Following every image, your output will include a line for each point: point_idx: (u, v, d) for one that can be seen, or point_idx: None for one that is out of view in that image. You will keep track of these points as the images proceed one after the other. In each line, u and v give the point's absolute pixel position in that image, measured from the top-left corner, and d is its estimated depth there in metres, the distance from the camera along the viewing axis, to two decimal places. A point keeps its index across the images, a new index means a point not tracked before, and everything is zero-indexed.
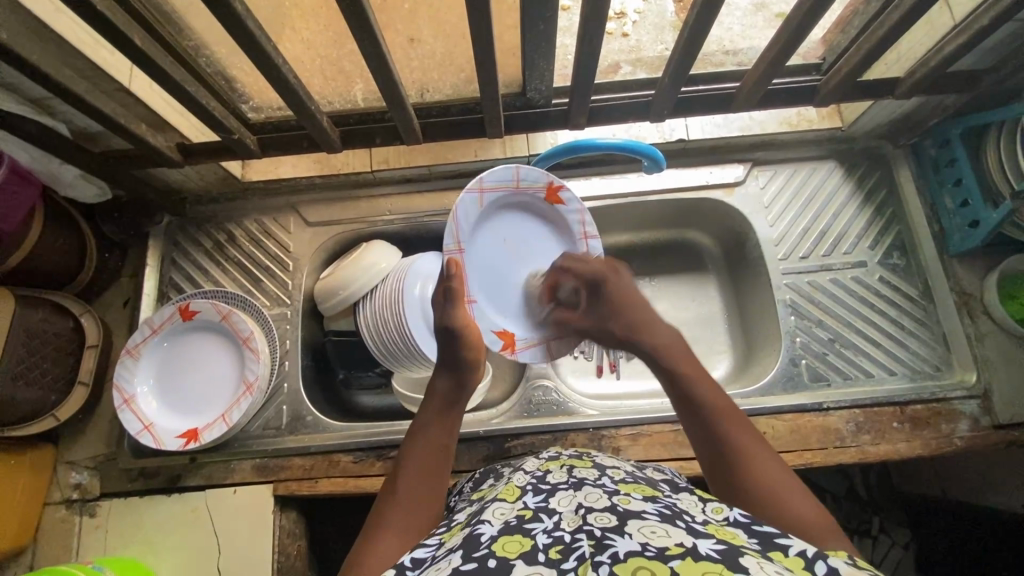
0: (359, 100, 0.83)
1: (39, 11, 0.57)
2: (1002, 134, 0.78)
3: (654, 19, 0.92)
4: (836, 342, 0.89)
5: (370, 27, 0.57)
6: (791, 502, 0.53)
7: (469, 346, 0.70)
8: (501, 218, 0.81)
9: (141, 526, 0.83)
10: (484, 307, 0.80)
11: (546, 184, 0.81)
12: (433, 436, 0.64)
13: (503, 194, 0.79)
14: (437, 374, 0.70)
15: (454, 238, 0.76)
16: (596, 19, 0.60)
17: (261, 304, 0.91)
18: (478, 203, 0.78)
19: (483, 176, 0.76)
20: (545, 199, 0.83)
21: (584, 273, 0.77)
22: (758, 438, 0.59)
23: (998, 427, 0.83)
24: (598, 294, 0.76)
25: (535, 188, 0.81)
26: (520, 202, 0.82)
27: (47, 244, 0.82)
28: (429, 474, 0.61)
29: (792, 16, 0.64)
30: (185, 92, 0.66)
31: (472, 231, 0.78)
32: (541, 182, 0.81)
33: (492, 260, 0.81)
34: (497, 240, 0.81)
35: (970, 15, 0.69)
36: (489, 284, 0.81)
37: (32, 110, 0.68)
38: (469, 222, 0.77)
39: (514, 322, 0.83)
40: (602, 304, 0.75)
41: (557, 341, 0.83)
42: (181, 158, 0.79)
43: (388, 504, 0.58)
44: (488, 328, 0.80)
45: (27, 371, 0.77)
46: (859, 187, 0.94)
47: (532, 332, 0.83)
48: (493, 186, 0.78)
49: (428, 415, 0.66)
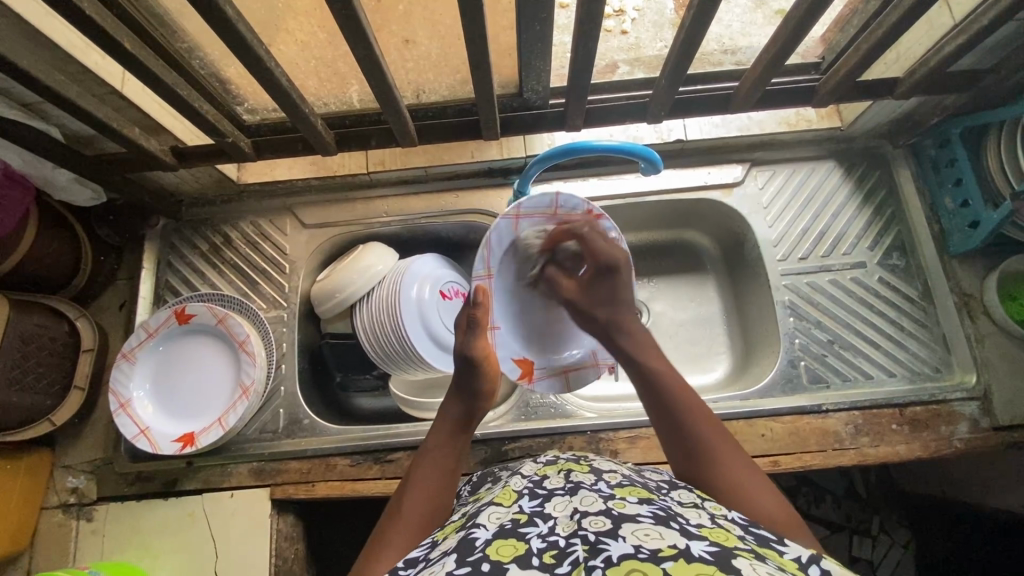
0: (354, 102, 0.83)
1: (28, 15, 0.56)
2: (1002, 136, 0.77)
3: (653, 18, 0.93)
4: (835, 343, 0.88)
5: (362, 30, 0.56)
6: (756, 496, 0.55)
7: (486, 375, 0.70)
8: (537, 242, 0.77)
9: (137, 530, 0.83)
10: (508, 335, 0.80)
11: (585, 211, 0.73)
12: (442, 456, 0.64)
13: (541, 219, 0.74)
14: (450, 398, 0.70)
15: (484, 263, 0.75)
16: (591, 21, 0.59)
17: (257, 307, 0.91)
18: (513, 228, 0.74)
19: (520, 202, 0.71)
20: (584, 227, 0.75)
21: (598, 251, 0.74)
22: (727, 436, 0.60)
23: (998, 429, 0.83)
24: (603, 279, 0.74)
25: (574, 215, 0.74)
26: (561, 231, 0.76)
27: (41, 249, 0.81)
28: (437, 493, 0.61)
29: (792, 15, 0.63)
30: (178, 97, 0.65)
31: (502, 258, 0.76)
32: (581, 209, 0.74)
33: (524, 287, 0.80)
34: (530, 263, 0.79)
35: (970, 15, 0.68)
36: (515, 310, 0.80)
37: (23, 114, 0.68)
38: (502, 248, 0.75)
39: (538, 351, 0.82)
40: (605, 290, 0.74)
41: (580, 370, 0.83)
42: (175, 162, 0.78)
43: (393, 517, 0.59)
44: (511, 355, 0.80)
45: (22, 377, 0.77)
46: (859, 187, 0.94)
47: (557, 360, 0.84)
48: (532, 212, 0.73)
49: (438, 435, 0.66)
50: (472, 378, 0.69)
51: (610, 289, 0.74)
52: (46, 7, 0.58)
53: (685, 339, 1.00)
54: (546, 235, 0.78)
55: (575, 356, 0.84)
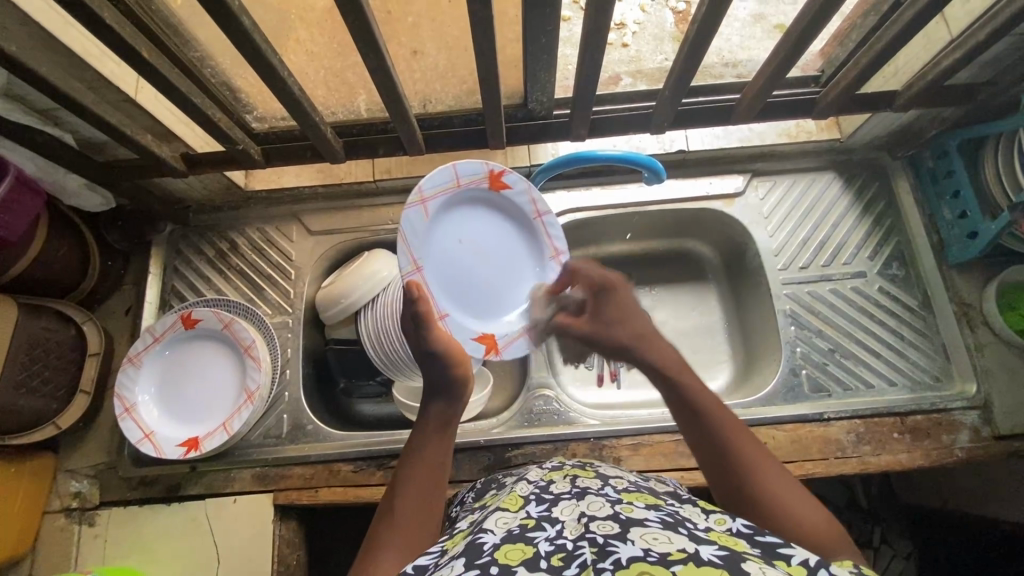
0: (362, 112, 0.83)
1: (48, 24, 0.58)
2: (999, 148, 0.79)
3: (654, 31, 0.97)
4: (836, 352, 0.89)
5: (374, 41, 0.57)
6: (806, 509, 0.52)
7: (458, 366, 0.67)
8: (455, 217, 0.76)
9: (138, 535, 0.82)
10: (458, 317, 0.76)
11: (487, 173, 0.76)
12: (429, 455, 0.62)
13: (447, 196, 0.74)
14: (431, 394, 0.67)
15: (409, 258, 0.70)
16: (598, 33, 0.61)
17: (262, 312, 0.91)
18: (425, 214, 0.72)
19: (422, 185, 0.71)
20: (489, 188, 0.77)
21: (593, 277, 0.73)
22: (762, 447, 0.57)
23: (999, 438, 0.83)
24: (602, 303, 0.72)
25: (476, 180, 0.76)
26: (467, 200, 0.77)
27: (50, 253, 0.82)
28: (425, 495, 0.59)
29: (792, 30, 0.65)
30: (191, 105, 0.66)
31: (425, 245, 0.72)
32: (481, 172, 0.76)
33: (454, 263, 0.76)
34: (455, 243, 0.76)
35: (966, 31, 0.70)
36: (460, 289, 0.76)
37: (40, 121, 0.69)
38: (420, 237, 0.71)
39: (490, 321, 0.79)
40: (602, 312, 0.71)
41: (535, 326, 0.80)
42: (185, 168, 0.79)
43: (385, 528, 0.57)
44: (469, 334, 0.76)
45: (28, 380, 0.77)
46: (859, 198, 0.95)
47: (507, 323, 0.80)
48: (436, 194, 0.72)
49: (422, 434, 0.64)
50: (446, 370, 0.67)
51: (617, 309, 0.71)
52: (66, 16, 0.59)
53: (686, 348, 1.01)
54: (462, 210, 0.76)
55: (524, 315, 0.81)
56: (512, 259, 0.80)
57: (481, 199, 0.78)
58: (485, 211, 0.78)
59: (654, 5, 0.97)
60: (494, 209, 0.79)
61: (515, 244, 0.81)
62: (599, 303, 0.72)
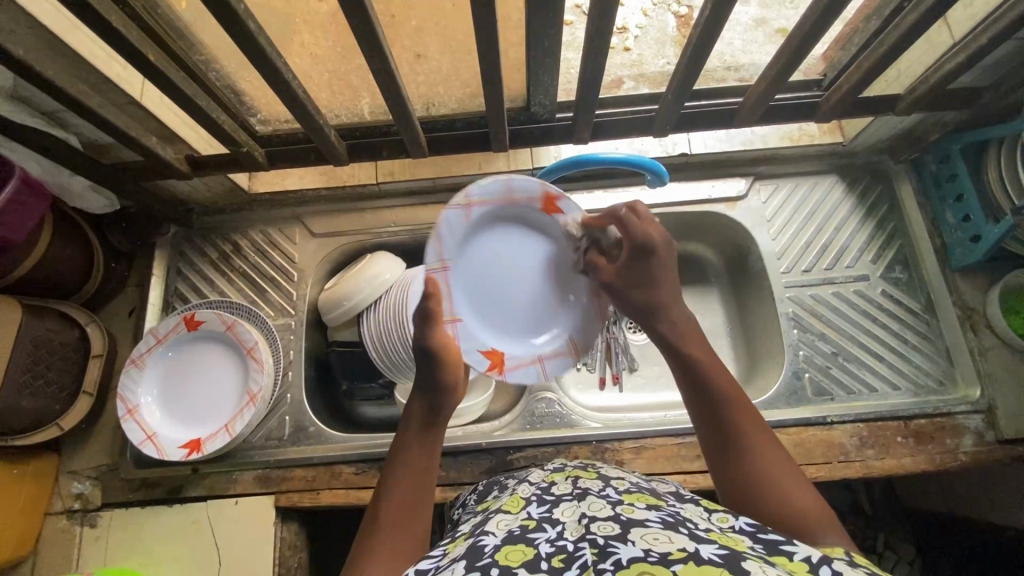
0: (365, 114, 0.85)
1: (55, 27, 0.58)
2: (1002, 152, 0.78)
3: (656, 34, 0.97)
4: (839, 355, 0.89)
5: (378, 44, 0.58)
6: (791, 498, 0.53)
7: (448, 369, 0.67)
8: (498, 229, 0.76)
9: (140, 537, 0.82)
10: (473, 328, 0.76)
11: (544, 195, 0.74)
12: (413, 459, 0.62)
13: (493, 206, 0.74)
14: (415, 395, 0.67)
15: (438, 255, 0.72)
16: (600, 37, 0.61)
17: (265, 314, 0.92)
18: (465, 218, 0.72)
19: (471, 190, 0.71)
20: (542, 210, 0.76)
21: (635, 234, 0.67)
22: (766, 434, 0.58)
23: (1003, 442, 0.83)
24: (641, 260, 0.68)
25: (529, 198, 0.74)
26: (517, 214, 0.76)
27: (54, 255, 0.82)
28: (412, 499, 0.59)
29: (793, 34, 0.65)
30: (196, 108, 0.67)
31: (461, 247, 0.74)
32: (536, 192, 0.74)
33: (485, 274, 0.76)
34: (490, 253, 0.76)
35: (969, 35, 0.70)
36: (487, 303, 0.77)
37: (45, 123, 0.69)
38: (454, 239, 0.72)
39: (507, 343, 0.79)
40: (640, 272, 0.68)
41: (552, 358, 0.80)
42: (189, 170, 0.80)
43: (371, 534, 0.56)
44: (477, 347, 0.76)
45: (32, 381, 0.77)
46: (861, 202, 0.95)
47: (528, 349, 0.80)
48: (482, 201, 0.72)
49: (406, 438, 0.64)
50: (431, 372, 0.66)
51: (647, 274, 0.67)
52: (73, 19, 0.60)
53: None
54: (506, 224, 0.76)
55: (546, 347, 0.80)
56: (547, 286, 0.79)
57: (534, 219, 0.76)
58: (535, 232, 0.77)
59: (657, 9, 0.98)
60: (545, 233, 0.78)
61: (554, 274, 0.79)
62: (637, 260, 0.68)
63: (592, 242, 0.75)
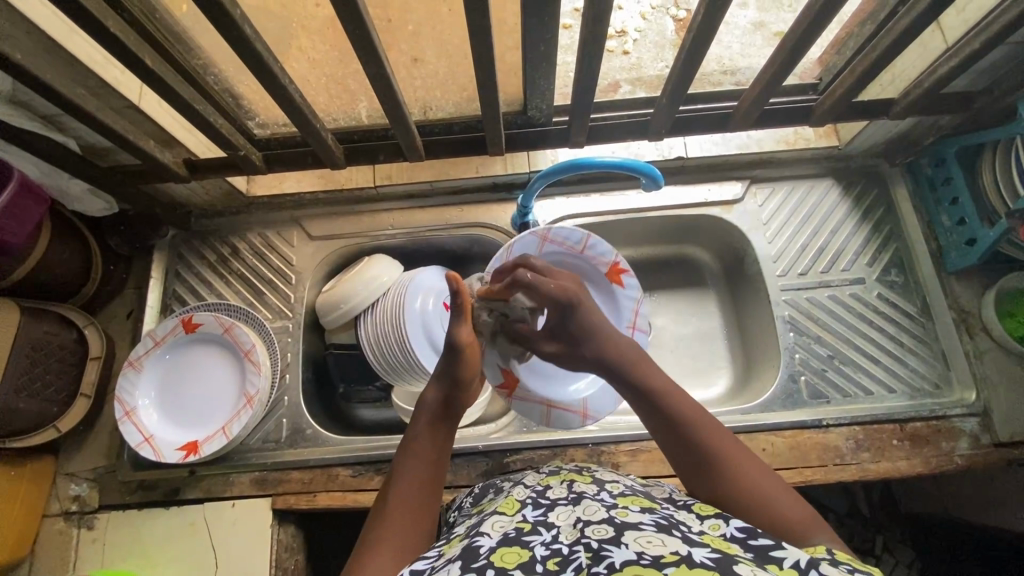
0: (363, 117, 0.85)
1: (53, 32, 0.59)
2: (996, 156, 0.79)
3: (654, 38, 0.98)
4: (835, 358, 0.89)
5: (373, 49, 0.58)
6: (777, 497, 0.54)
7: (467, 364, 0.67)
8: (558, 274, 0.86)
9: (137, 539, 0.83)
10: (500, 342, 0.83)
11: (611, 263, 0.85)
12: (425, 450, 0.62)
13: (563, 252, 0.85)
14: (431, 383, 0.68)
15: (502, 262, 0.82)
16: (595, 41, 0.61)
17: (262, 316, 0.92)
18: (536, 248, 0.84)
19: (552, 228, 0.83)
20: (606, 275, 0.86)
21: (546, 292, 0.68)
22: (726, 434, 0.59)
23: (998, 446, 0.83)
24: (568, 317, 0.68)
25: (599, 259, 0.85)
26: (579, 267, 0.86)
27: (53, 258, 0.83)
28: (424, 490, 0.60)
29: (787, 38, 0.65)
30: (193, 111, 0.67)
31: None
32: (607, 258, 0.85)
33: None
34: None
35: (962, 39, 0.70)
36: None
37: (44, 127, 0.70)
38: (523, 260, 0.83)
39: (526, 372, 0.82)
40: (568, 330, 0.68)
41: (561, 409, 0.84)
42: (187, 173, 0.80)
43: (381, 524, 0.57)
44: (499, 364, 0.79)
45: (30, 383, 0.78)
46: (857, 205, 0.95)
47: (540, 392, 0.83)
48: (560, 242, 0.84)
49: (418, 427, 0.64)
50: (452, 364, 0.67)
51: (584, 324, 0.67)
52: (71, 24, 0.60)
53: (685, 353, 1.01)
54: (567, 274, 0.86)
55: (561, 396, 0.84)
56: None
57: (595, 281, 0.86)
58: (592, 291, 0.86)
59: (655, 13, 0.98)
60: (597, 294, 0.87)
61: None
62: (562, 316, 0.68)
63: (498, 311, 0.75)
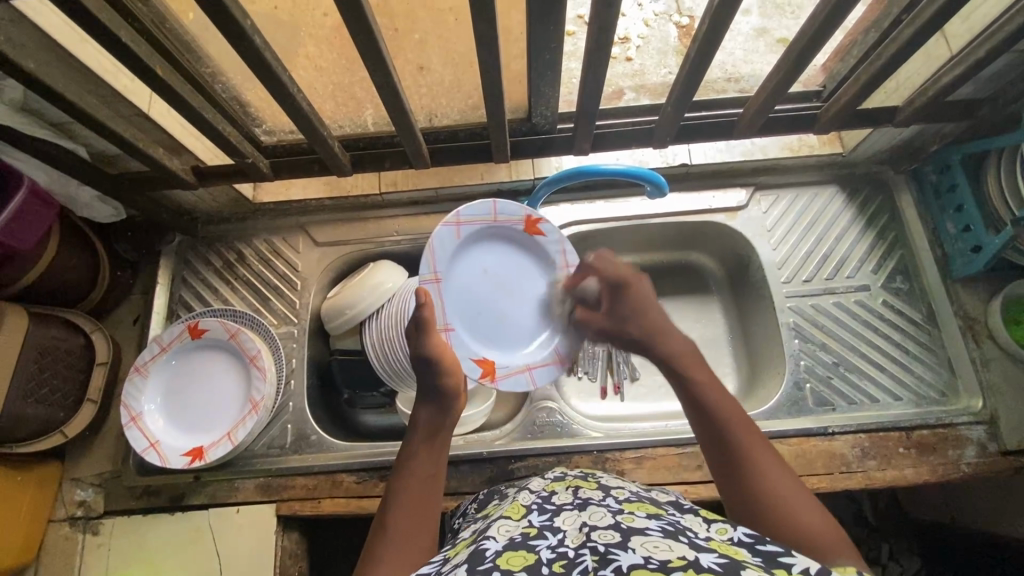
0: (369, 125, 0.85)
1: (65, 42, 0.59)
2: (1001, 163, 0.79)
3: (657, 45, 0.99)
4: (840, 365, 0.89)
5: (381, 59, 0.59)
6: (802, 515, 0.53)
7: (448, 372, 0.69)
8: (484, 248, 0.82)
9: (142, 545, 0.83)
10: (463, 336, 0.79)
11: (524, 218, 0.82)
12: (420, 465, 0.64)
13: (481, 227, 0.80)
14: (420, 404, 0.69)
15: (430, 267, 0.76)
16: (601, 50, 0.62)
17: (268, 322, 0.92)
18: (456, 236, 0.78)
19: (460, 210, 0.78)
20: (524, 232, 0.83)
21: (607, 274, 0.76)
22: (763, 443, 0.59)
23: (1006, 454, 0.82)
24: (618, 298, 0.75)
25: (513, 221, 0.82)
26: (496, 236, 0.82)
27: (61, 264, 0.83)
28: (419, 502, 0.60)
29: (792, 46, 0.66)
30: (202, 119, 0.68)
31: (450, 263, 0.79)
32: (519, 215, 0.82)
33: (471, 290, 0.81)
34: (479, 271, 0.81)
35: (966, 48, 0.71)
36: (471, 312, 0.81)
37: (54, 135, 0.70)
38: (446, 254, 0.78)
39: (495, 351, 0.82)
40: (618, 310, 0.75)
41: (541, 366, 0.83)
42: (195, 181, 0.81)
43: (378, 535, 0.58)
44: (466, 355, 0.79)
45: (37, 389, 0.78)
46: (861, 212, 0.95)
47: (516, 359, 0.83)
48: (471, 221, 0.79)
49: (411, 445, 0.66)
50: (433, 376, 0.69)
51: (635, 303, 0.74)
52: (82, 33, 0.61)
53: None
54: (493, 244, 0.82)
55: (531, 356, 0.84)
56: (525, 289, 0.84)
57: (516, 242, 0.83)
58: (514, 250, 0.83)
59: (658, 20, 1.00)
60: (522, 252, 0.84)
61: (536, 284, 0.85)
62: (615, 298, 0.75)
63: (578, 302, 0.82)
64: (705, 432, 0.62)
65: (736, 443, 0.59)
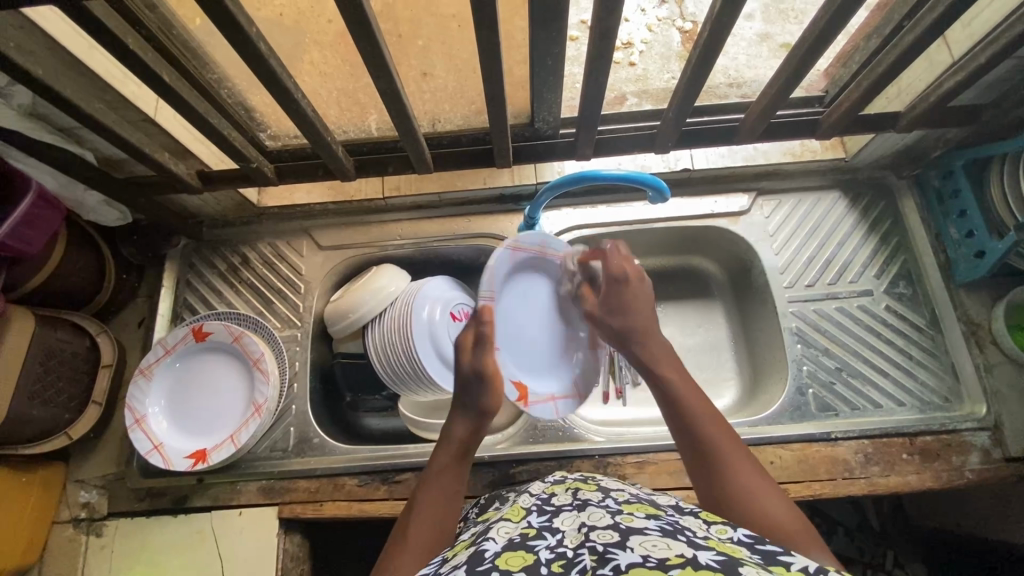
0: (372, 131, 0.84)
1: (74, 48, 0.60)
2: (1004, 168, 0.78)
3: (660, 50, 1.00)
4: (843, 371, 0.88)
5: (385, 65, 0.59)
6: (774, 506, 0.56)
7: (491, 391, 0.69)
8: (525, 277, 0.86)
9: (144, 548, 0.83)
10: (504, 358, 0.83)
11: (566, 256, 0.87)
12: (446, 481, 0.64)
13: (530, 257, 0.85)
14: (457, 417, 0.69)
15: (490, 286, 0.80)
16: (602, 56, 0.62)
17: (272, 326, 0.93)
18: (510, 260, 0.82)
19: (517, 237, 0.82)
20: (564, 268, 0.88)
21: (612, 266, 0.77)
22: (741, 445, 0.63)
23: (1010, 460, 0.82)
24: (616, 289, 0.77)
25: (556, 256, 0.87)
26: (539, 268, 0.87)
27: (67, 267, 0.84)
28: (440, 516, 0.61)
29: (794, 51, 0.66)
30: (208, 124, 0.68)
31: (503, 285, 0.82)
32: (563, 252, 0.86)
33: (513, 315, 0.85)
34: (520, 297, 0.85)
35: (968, 54, 0.71)
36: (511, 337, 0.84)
37: (62, 139, 0.71)
38: (501, 275, 0.81)
39: (528, 376, 0.85)
40: (618, 301, 0.76)
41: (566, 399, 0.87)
42: (200, 185, 0.82)
43: (394, 552, 0.58)
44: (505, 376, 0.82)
45: (43, 391, 0.79)
46: (863, 218, 0.95)
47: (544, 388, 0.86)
48: (526, 248, 0.84)
49: (440, 461, 0.67)
50: (476, 393, 0.69)
51: (623, 299, 0.76)
52: (91, 40, 0.62)
53: (692, 365, 1.01)
54: (532, 274, 0.86)
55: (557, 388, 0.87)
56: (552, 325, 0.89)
57: (554, 276, 0.87)
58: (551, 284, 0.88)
59: (661, 25, 1.01)
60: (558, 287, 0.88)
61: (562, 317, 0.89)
62: (617, 290, 0.76)
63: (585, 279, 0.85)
64: (678, 428, 0.66)
65: (703, 432, 0.64)
